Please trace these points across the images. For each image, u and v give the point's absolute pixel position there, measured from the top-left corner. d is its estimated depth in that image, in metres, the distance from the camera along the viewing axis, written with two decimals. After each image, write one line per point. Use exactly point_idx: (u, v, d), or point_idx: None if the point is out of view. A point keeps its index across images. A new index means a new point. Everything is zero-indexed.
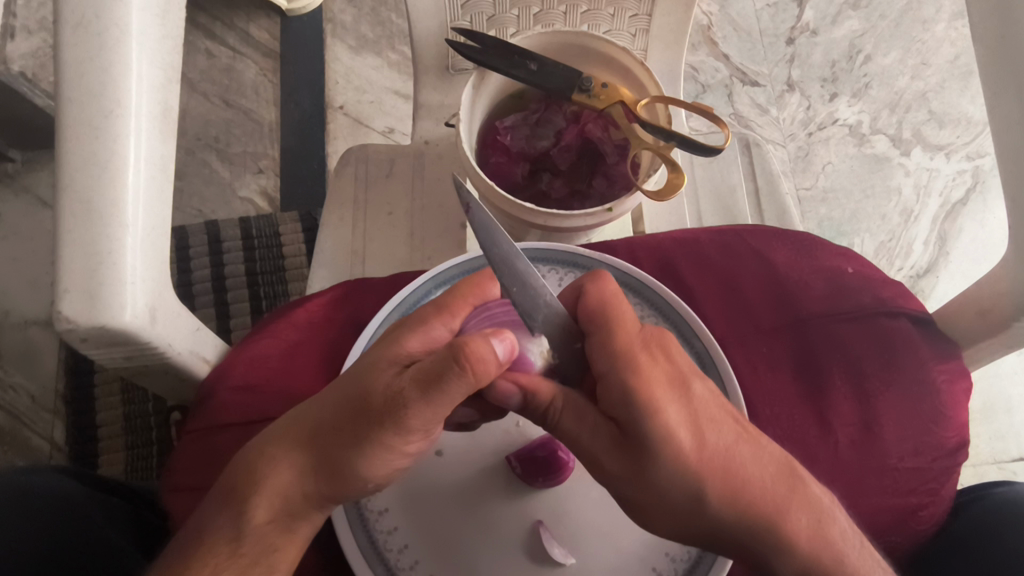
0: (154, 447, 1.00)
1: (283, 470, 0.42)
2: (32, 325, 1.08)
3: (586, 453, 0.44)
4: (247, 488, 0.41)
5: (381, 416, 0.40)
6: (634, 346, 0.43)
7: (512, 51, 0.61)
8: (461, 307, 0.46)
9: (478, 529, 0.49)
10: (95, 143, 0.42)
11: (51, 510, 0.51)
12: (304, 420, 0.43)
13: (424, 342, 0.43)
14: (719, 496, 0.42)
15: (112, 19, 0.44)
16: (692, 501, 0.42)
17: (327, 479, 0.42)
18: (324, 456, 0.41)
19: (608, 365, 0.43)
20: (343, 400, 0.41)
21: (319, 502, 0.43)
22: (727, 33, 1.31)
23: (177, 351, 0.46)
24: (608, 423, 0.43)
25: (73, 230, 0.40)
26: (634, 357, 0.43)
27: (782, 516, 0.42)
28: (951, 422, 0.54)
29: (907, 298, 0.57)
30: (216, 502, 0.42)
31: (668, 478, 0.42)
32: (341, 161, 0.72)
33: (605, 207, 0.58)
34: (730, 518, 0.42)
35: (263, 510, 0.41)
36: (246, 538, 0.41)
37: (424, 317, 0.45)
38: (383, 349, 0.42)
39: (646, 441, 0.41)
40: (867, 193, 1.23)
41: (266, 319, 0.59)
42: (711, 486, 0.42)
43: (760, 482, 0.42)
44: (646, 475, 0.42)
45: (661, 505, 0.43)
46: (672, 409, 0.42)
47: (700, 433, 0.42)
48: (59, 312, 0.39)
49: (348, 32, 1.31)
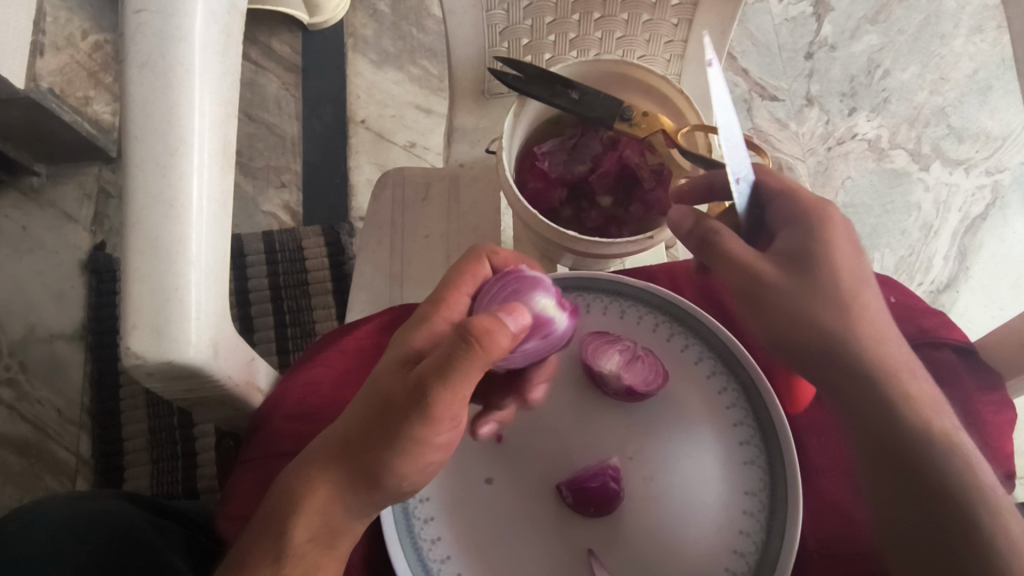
0: (179, 460, 1.03)
1: (318, 486, 0.44)
2: (59, 339, 1.09)
3: (745, 274, 0.52)
4: (289, 511, 0.44)
5: (401, 409, 0.41)
6: (817, 209, 0.52)
7: (555, 79, 0.62)
8: (455, 298, 0.49)
9: (528, 561, 0.49)
10: (161, 181, 0.43)
11: (113, 533, 0.53)
12: (336, 435, 0.45)
13: (427, 338, 0.46)
14: (861, 342, 0.51)
15: (174, 58, 0.45)
16: (835, 341, 0.51)
17: (361, 489, 0.44)
18: (353, 463, 0.43)
19: (788, 216, 0.53)
20: (365, 408, 0.44)
21: (359, 512, 0.45)
22: (746, 48, 1.32)
23: (234, 383, 0.46)
24: (780, 257, 0.52)
25: (141, 267, 0.41)
26: (821, 218, 0.52)
27: (900, 380, 0.50)
28: (999, 454, 0.54)
29: (951, 328, 0.58)
30: (261, 525, 0.45)
31: (817, 308, 0.51)
32: (379, 183, 0.73)
33: (647, 234, 0.59)
34: (867, 366, 0.51)
35: (305, 529, 0.44)
36: (289, 558, 0.44)
37: (425, 315, 0.48)
38: (391, 352, 0.46)
39: (817, 279, 0.51)
40: (887, 208, 1.23)
41: (316, 344, 0.60)
42: (844, 320, 0.51)
43: (880, 327, 0.52)
44: (802, 316, 0.51)
45: (794, 330, 0.52)
46: (844, 251, 0.52)
47: (856, 280, 0.52)
48: (127, 347, 0.41)
49: (369, 47, 1.32)
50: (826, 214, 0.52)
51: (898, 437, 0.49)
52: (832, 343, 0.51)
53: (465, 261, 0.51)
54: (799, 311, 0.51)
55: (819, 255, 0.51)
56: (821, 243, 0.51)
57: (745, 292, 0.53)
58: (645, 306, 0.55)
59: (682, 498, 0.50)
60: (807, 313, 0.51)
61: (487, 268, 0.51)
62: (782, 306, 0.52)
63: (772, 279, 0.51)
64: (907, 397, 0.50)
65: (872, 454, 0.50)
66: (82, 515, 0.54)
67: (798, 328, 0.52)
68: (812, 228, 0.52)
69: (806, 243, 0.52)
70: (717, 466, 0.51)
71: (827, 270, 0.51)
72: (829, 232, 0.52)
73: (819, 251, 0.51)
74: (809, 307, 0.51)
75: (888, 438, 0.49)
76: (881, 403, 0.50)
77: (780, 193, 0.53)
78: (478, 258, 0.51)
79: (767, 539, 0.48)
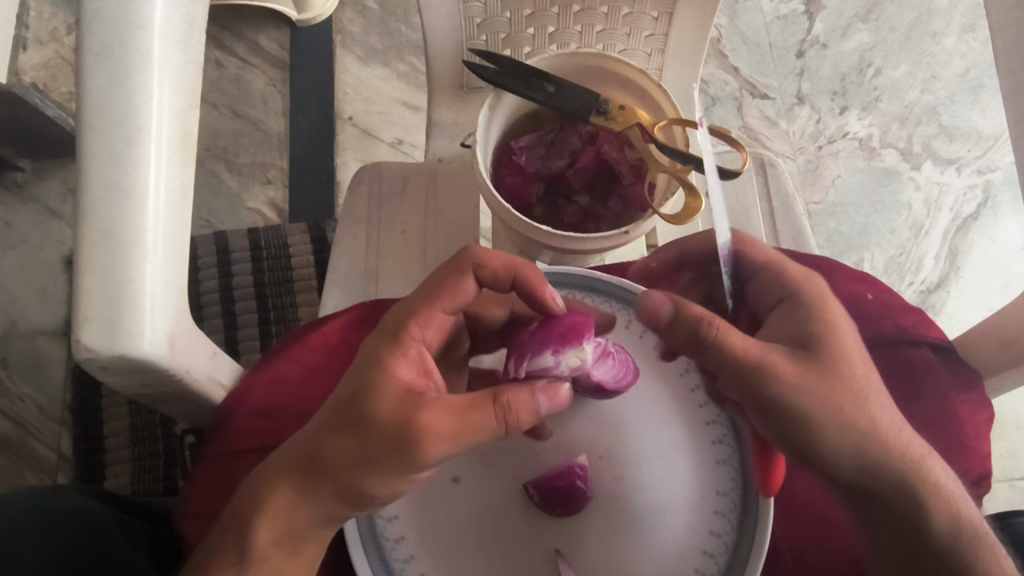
0: (160, 458, 0.98)
1: (281, 494, 0.43)
2: (40, 335, 1.08)
3: (757, 372, 0.45)
4: (252, 515, 0.43)
5: (391, 440, 0.41)
6: (804, 288, 0.49)
7: (530, 72, 0.60)
8: (430, 317, 0.48)
9: (494, 560, 0.49)
10: (117, 170, 0.42)
11: (73, 528, 0.52)
12: (302, 446, 0.44)
13: (412, 368, 0.45)
14: (882, 430, 0.46)
15: (133, 45, 0.44)
16: (863, 434, 0.45)
17: (323, 501, 0.43)
18: (320, 477, 0.43)
19: (773, 294, 0.50)
20: (341, 424, 0.42)
21: (321, 520, 0.44)
22: (736, 45, 1.31)
23: (194, 378, 0.46)
24: (787, 346, 0.46)
25: (94, 258, 0.40)
26: (816, 298, 0.49)
27: (925, 467, 0.46)
28: (975, 454, 0.54)
29: (928, 325, 0.58)
30: (226, 529, 0.44)
31: (841, 410, 0.45)
32: (355, 178, 0.71)
33: (621, 229, 0.58)
34: (895, 466, 0.45)
35: (265, 534, 0.43)
36: (252, 564, 0.43)
37: (401, 332, 0.46)
38: (369, 368, 0.44)
39: (830, 364, 0.46)
40: (877, 208, 1.22)
41: (285, 337, 0.60)
42: (867, 415, 0.45)
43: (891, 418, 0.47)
44: (826, 412, 0.45)
45: (823, 437, 0.45)
46: (844, 332, 0.48)
47: (865, 367, 0.47)
48: (78, 340, 0.40)
49: (357, 43, 1.31)
50: (813, 290, 0.49)
51: (925, 524, 0.45)
52: (862, 444, 0.45)
53: (453, 273, 0.50)
54: (826, 417, 0.45)
55: (823, 336, 0.47)
56: (822, 323, 0.47)
57: (753, 393, 0.45)
58: (619, 303, 0.54)
59: (655, 498, 0.50)
60: (831, 416, 0.45)
61: (468, 285, 0.50)
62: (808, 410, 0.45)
63: (789, 371, 0.45)
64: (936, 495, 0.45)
65: (893, 543, 0.47)
66: (40, 507, 0.53)
67: (827, 435, 0.45)
68: (806, 307, 0.48)
69: (806, 322, 0.47)
70: (689, 467, 0.50)
71: (839, 359, 0.46)
72: (825, 311, 0.48)
73: (822, 330, 0.47)
74: (834, 409, 0.45)
75: (913, 531, 0.45)
76: (912, 499, 0.45)
77: (763, 266, 0.50)
78: (458, 273, 0.50)
79: (736, 542, 0.47)
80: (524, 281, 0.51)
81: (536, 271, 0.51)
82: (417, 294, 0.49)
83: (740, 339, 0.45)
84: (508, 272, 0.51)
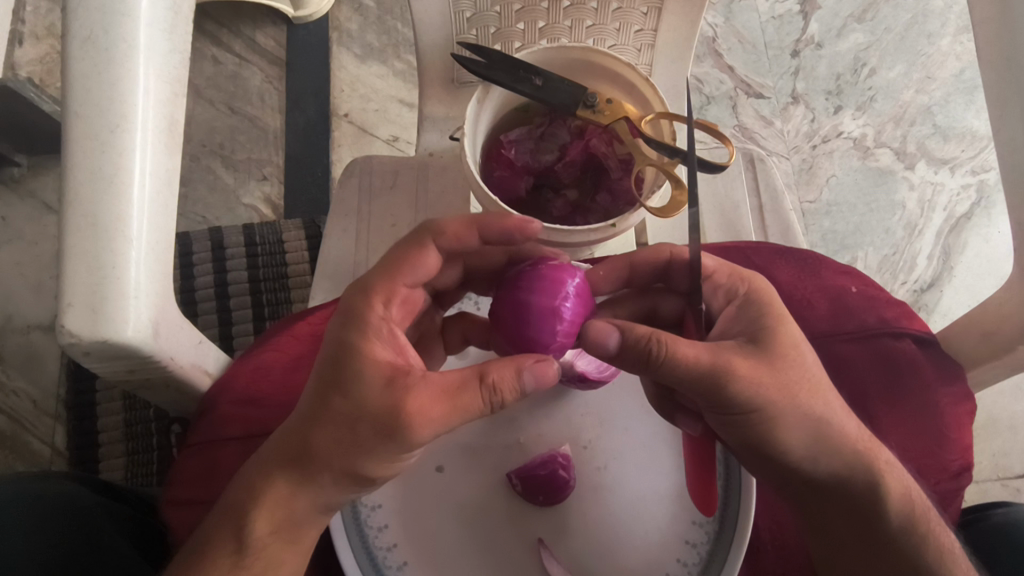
0: (155, 454, 0.97)
1: (279, 484, 0.43)
2: (35, 330, 1.08)
3: (709, 384, 0.42)
4: (248, 505, 0.43)
5: (381, 424, 0.41)
6: (758, 288, 0.48)
7: (519, 65, 0.61)
8: (391, 294, 0.47)
9: (478, 548, 0.50)
10: (102, 157, 0.42)
11: (61, 515, 0.52)
12: (293, 436, 0.43)
13: (389, 349, 0.43)
14: (832, 430, 0.45)
15: (120, 34, 0.44)
16: (820, 422, 0.44)
17: (324, 487, 0.43)
18: (316, 464, 0.42)
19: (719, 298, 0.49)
20: (329, 411, 0.42)
21: (321, 505, 0.44)
22: (732, 45, 1.31)
23: (178, 364, 0.46)
24: (743, 344, 0.45)
25: (79, 244, 0.41)
26: (769, 298, 0.47)
27: (869, 458, 0.46)
28: (955, 445, 0.56)
29: (912, 318, 0.60)
30: (218, 516, 0.44)
31: (797, 411, 0.44)
32: (346, 171, 0.72)
33: (610, 221, 0.58)
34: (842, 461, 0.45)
35: (264, 522, 0.43)
36: (250, 550, 0.43)
37: (367, 315, 0.44)
38: (346, 354, 0.43)
39: (781, 357, 0.44)
40: (871, 207, 1.22)
41: (270, 328, 0.61)
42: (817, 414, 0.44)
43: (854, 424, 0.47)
44: (785, 409, 0.44)
45: (782, 433, 0.44)
46: (797, 334, 0.46)
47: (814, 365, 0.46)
48: (61, 325, 0.40)
49: (354, 41, 1.31)
50: (760, 285, 0.48)
51: (874, 512, 0.46)
52: (815, 438, 0.45)
53: (417, 251, 0.49)
54: (784, 414, 0.44)
55: (772, 332, 0.45)
56: (773, 321, 0.46)
57: (706, 398, 0.44)
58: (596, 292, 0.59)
59: (637, 490, 0.52)
60: (790, 413, 0.44)
61: (433, 255, 0.49)
62: (763, 405, 0.43)
63: (746, 369, 0.43)
64: (887, 491, 0.46)
65: (844, 527, 0.47)
66: (26, 496, 0.53)
67: (783, 431, 0.44)
68: (756, 306, 0.47)
69: (757, 321, 0.46)
70: (668, 456, 0.52)
71: (792, 353, 0.45)
72: (778, 310, 0.47)
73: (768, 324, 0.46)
74: (788, 407, 0.44)
75: (870, 522, 0.46)
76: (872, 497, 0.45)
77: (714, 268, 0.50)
78: (420, 247, 0.49)
79: (719, 530, 0.48)
80: (490, 233, 0.50)
81: (498, 218, 0.50)
82: (380, 272, 0.48)
83: (690, 350, 0.42)
84: (471, 229, 0.50)
